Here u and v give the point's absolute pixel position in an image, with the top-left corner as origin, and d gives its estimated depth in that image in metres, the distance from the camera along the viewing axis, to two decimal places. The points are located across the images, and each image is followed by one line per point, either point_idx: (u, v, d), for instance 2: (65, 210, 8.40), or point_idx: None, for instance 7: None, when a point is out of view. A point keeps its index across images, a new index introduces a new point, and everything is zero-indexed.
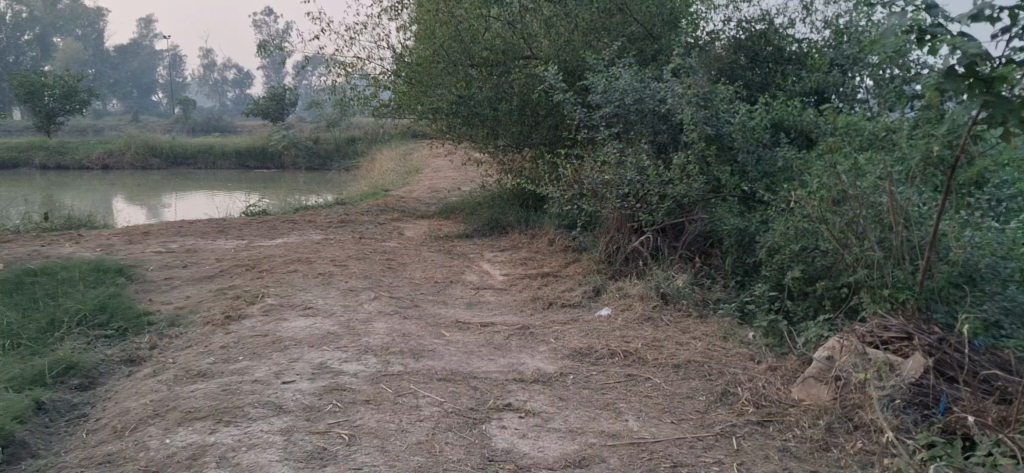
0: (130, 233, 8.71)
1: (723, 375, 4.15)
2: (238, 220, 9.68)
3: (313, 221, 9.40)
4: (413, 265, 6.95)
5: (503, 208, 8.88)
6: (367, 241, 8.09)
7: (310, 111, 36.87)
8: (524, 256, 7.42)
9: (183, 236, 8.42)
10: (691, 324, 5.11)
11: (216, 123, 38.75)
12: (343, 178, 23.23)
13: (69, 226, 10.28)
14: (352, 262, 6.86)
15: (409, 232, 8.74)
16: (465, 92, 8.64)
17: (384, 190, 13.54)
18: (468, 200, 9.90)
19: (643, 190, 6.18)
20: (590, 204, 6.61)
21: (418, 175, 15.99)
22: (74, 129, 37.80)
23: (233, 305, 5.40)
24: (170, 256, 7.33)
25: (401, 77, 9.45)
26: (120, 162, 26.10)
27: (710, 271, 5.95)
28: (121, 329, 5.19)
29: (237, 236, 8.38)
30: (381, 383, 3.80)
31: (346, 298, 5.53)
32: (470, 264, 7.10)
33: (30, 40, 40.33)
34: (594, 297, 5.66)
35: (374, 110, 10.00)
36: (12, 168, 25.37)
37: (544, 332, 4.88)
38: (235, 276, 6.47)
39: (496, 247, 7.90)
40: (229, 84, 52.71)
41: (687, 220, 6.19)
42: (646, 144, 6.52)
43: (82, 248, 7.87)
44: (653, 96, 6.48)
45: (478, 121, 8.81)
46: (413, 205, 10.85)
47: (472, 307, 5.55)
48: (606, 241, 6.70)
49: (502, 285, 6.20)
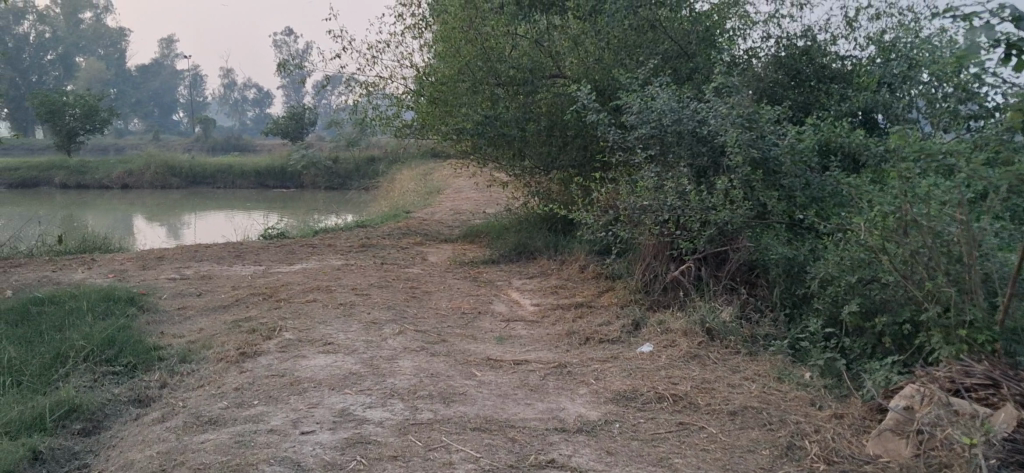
0: (145, 258, 8.44)
1: (785, 425, 3.76)
2: (255, 243, 9.39)
3: (333, 245, 9.10)
4: (437, 294, 6.61)
5: (531, 232, 8.53)
6: (389, 267, 7.76)
7: (331, 130, 36.74)
8: (554, 284, 7.07)
9: (199, 261, 8.13)
10: (740, 363, 4.73)
11: (236, 142, 38.70)
12: (363, 198, 22.98)
13: (83, 248, 10.04)
14: (374, 290, 6.53)
15: (433, 258, 8.41)
16: (492, 112, 8.34)
17: (406, 211, 13.24)
18: (493, 224, 9.57)
19: (684, 216, 5.79)
20: (625, 230, 6.24)
21: (440, 195, 15.70)
22: (95, 148, 37.91)
23: (248, 339, 5.07)
24: (184, 284, 7.03)
25: (424, 96, 9.15)
26: (139, 181, 26.02)
27: (757, 304, 5.53)
28: (130, 365, 4.86)
29: (254, 261, 8.08)
30: (410, 434, 3.44)
31: (368, 332, 5.19)
32: (497, 293, 6.75)
33: (53, 59, 40.54)
34: (633, 332, 5.28)
35: (396, 131, 9.71)
36: (32, 187, 25.34)
37: (583, 372, 4.51)
38: (251, 306, 6.15)
39: (524, 274, 7.55)
40: (250, 104, 52.84)
41: (730, 248, 5.75)
42: (686, 168, 6.16)
43: (95, 275, 7.60)
44: (693, 116, 6.13)
45: (504, 142, 8.51)
46: (436, 227, 10.54)
47: (503, 341, 5.19)
48: (643, 270, 6.31)
49: (534, 317, 5.83)
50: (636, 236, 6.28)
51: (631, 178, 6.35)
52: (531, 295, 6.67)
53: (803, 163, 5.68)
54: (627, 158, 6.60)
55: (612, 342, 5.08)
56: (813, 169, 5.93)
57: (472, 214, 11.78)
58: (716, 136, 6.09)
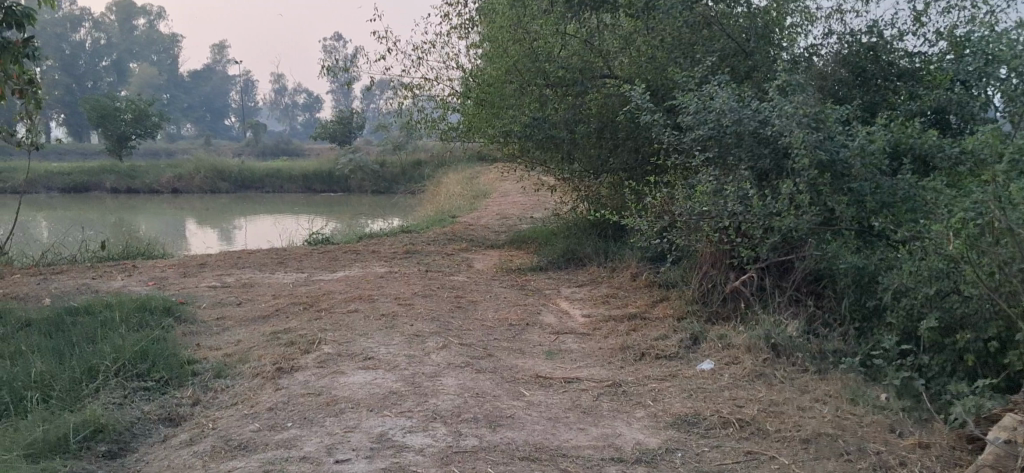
0: (187, 265, 8.29)
1: (865, 456, 3.41)
2: (298, 249, 9.22)
3: (377, 251, 8.87)
4: (483, 303, 6.33)
5: (580, 238, 8.21)
6: (433, 274, 7.51)
7: (379, 134, 36.75)
8: (605, 293, 6.74)
9: (240, 268, 7.96)
10: (809, 382, 4.38)
11: (285, 146, 38.90)
12: (409, 202, 22.83)
13: (127, 254, 9.97)
14: (418, 300, 6.27)
15: (479, 265, 8.14)
16: (542, 113, 8.15)
17: (452, 216, 13.00)
18: (541, 229, 9.28)
19: (745, 222, 5.43)
20: (681, 237, 5.90)
21: (486, 200, 15.45)
22: (147, 153, 38.40)
23: (286, 353, 4.83)
24: (224, 292, 6.85)
25: (469, 98, 8.91)
26: (189, 185, 26.21)
27: (825, 317, 5.15)
28: (162, 380, 4.69)
29: (296, 268, 7.89)
30: (453, 464, 3.17)
31: (411, 346, 4.93)
32: (546, 302, 6.45)
33: (108, 66, 41.17)
34: (692, 347, 4.94)
35: (442, 134, 9.47)
36: (84, 191, 25.65)
37: (640, 392, 4.20)
38: (291, 316, 5.93)
39: (573, 282, 7.24)
40: (298, 108, 53.19)
41: (795, 257, 5.38)
42: (746, 171, 5.82)
43: (136, 282, 7.46)
44: (754, 117, 5.79)
45: (554, 145, 8.29)
46: (482, 232, 10.26)
47: (552, 356, 4.88)
48: (701, 279, 5.96)
49: (585, 329, 5.52)
50: (693, 243, 5.93)
51: (687, 182, 6.04)
52: (581, 305, 6.36)
53: (875, 167, 5.19)
54: (683, 159, 6.31)
55: (670, 358, 4.75)
56: (884, 172, 5.54)
57: (520, 219, 11.48)
58: (779, 138, 5.73)
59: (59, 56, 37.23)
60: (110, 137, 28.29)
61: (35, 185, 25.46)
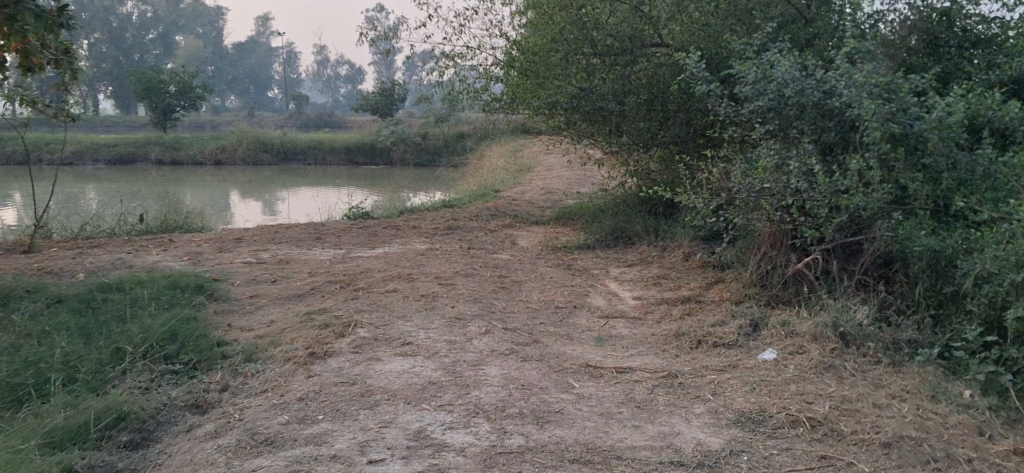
0: (224, 240, 8.09)
1: (954, 463, 3.07)
2: (338, 223, 8.98)
3: (417, 227, 8.60)
4: (528, 283, 6.03)
5: (629, 215, 7.87)
6: (476, 252, 7.21)
7: (420, 106, 36.50)
8: (656, 274, 6.41)
9: (277, 243, 7.74)
10: (883, 376, 4.02)
11: (328, 119, 38.84)
12: (452, 175, 22.58)
13: (165, 227, 9.82)
14: (459, 279, 5.99)
15: (523, 242, 7.83)
16: (589, 83, 7.80)
17: (495, 190, 12.69)
18: (587, 205, 8.95)
19: (809, 200, 5.05)
20: (738, 215, 5.54)
21: (530, 173, 15.12)
22: (192, 124, 38.56)
23: (320, 336, 4.58)
24: (260, 269, 6.62)
25: (513, 68, 8.55)
26: (232, 157, 26.20)
27: (896, 301, 4.77)
28: (190, 363, 4.46)
29: (335, 244, 7.65)
30: (497, 467, 2.89)
31: (452, 331, 4.65)
32: (594, 283, 6.13)
33: (155, 38, 41.35)
34: (752, 333, 4.60)
35: (484, 105, 9.15)
36: (129, 163, 25.73)
37: (698, 384, 3.88)
38: (327, 296, 5.68)
39: (622, 262, 6.91)
40: (341, 80, 53.14)
41: (864, 238, 4.98)
42: (810, 144, 5.43)
43: (171, 258, 7.27)
44: (819, 86, 5.38)
45: (600, 117, 7.96)
46: (526, 208, 9.95)
47: (602, 342, 4.57)
48: (761, 261, 5.60)
49: (637, 314, 5.20)
50: (752, 222, 5.57)
51: (745, 155, 5.68)
52: (631, 286, 6.03)
53: (953, 140, 4.82)
54: (738, 132, 6.02)
55: (729, 346, 4.41)
56: (962, 147, 5.11)
57: (565, 194, 11.15)
58: (844, 109, 5.34)
59: (106, 28, 37.42)
60: (155, 109, 28.35)
61: (81, 156, 25.59)
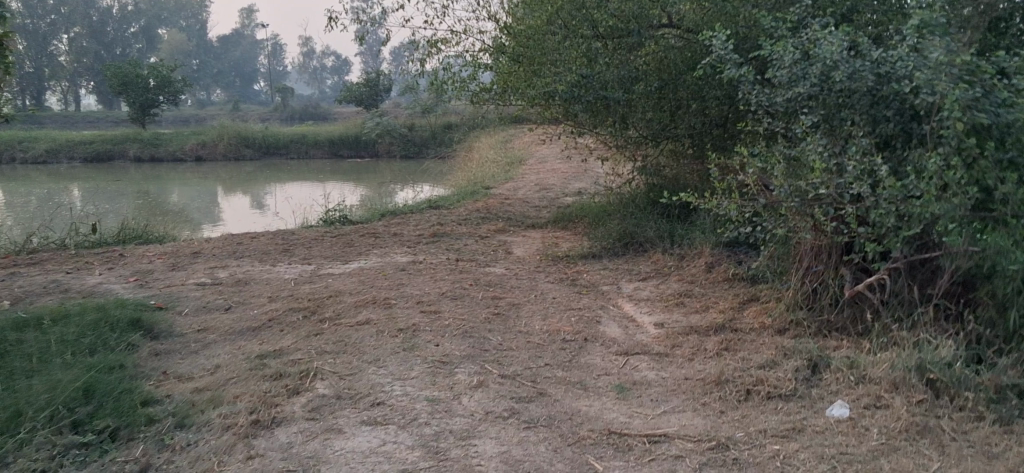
0: (179, 254, 7.12)
1: None
2: (311, 231, 8.03)
3: (399, 234, 7.65)
4: (527, 307, 5.09)
5: (639, 219, 6.95)
6: (465, 266, 6.27)
7: (407, 97, 35.44)
8: (675, 292, 5.48)
9: (238, 258, 6.78)
10: (994, 439, 3.11)
11: (312, 110, 37.77)
12: (440, 167, 21.64)
13: (121, 238, 8.83)
14: (444, 304, 5.05)
15: (519, 251, 6.89)
16: (591, 70, 6.80)
17: (484, 187, 11.73)
18: (590, 205, 8.05)
19: (872, 207, 4.14)
20: (779, 225, 4.63)
21: (522, 166, 14.17)
22: (175, 119, 37.52)
23: (268, 392, 3.64)
24: (212, 293, 5.66)
25: (503, 54, 7.60)
26: (213, 153, 25.16)
27: (987, 335, 3.86)
28: (106, 432, 3.44)
29: (304, 257, 6.71)
30: None
31: (436, 380, 3.73)
32: (604, 306, 5.19)
33: (136, 32, 40.28)
34: (811, 378, 3.68)
35: (472, 96, 8.17)
36: (106, 160, 24.63)
37: (760, 460, 2.96)
38: (286, 329, 4.74)
39: (634, 276, 5.98)
40: (327, 71, 52.05)
41: (942, 254, 4.06)
42: (863, 138, 4.57)
43: (114, 278, 6.29)
44: (873, 68, 4.53)
45: (603, 107, 6.99)
46: (519, 208, 9.00)
47: (625, 393, 3.65)
48: (808, 278, 4.72)
49: (662, 348, 4.26)
50: (795, 232, 4.67)
51: (787, 152, 4.79)
52: (650, 309, 5.10)
53: None
54: (774, 125, 5.14)
55: (786, 399, 3.49)
56: None
57: (561, 193, 10.20)
58: (905, 95, 4.46)
59: (86, 21, 36.20)
60: (131, 104, 27.22)
61: (56, 155, 24.48)
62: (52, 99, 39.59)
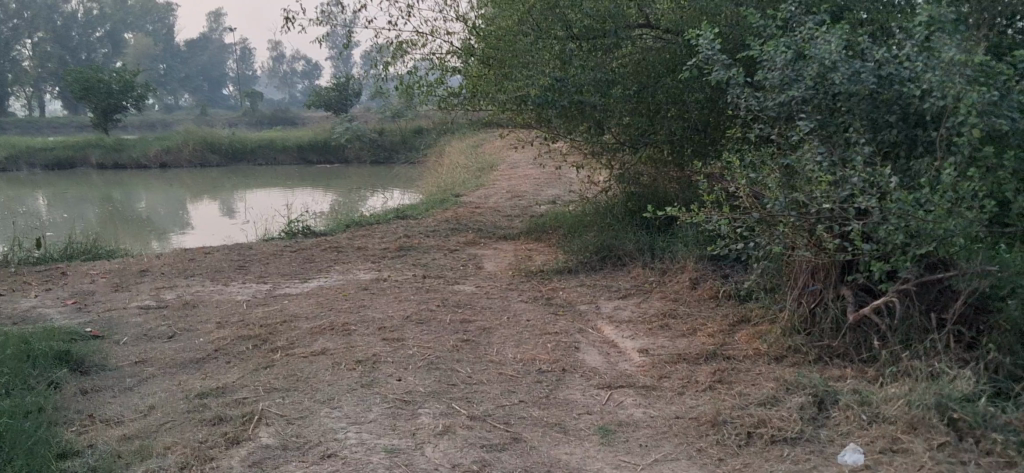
0: (125, 272, 6.62)
1: None
2: (270, 245, 7.56)
3: (364, 247, 7.21)
4: (499, 331, 4.67)
5: (617, 231, 6.55)
6: (432, 284, 5.83)
7: (377, 101, 34.90)
8: (659, 312, 5.08)
9: (190, 276, 6.30)
10: None
11: (281, 114, 37.11)
12: (411, 172, 21.17)
13: (68, 253, 8.31)
14: (409, 330, 4.61)
15: (490, 266, 6.46)
16: (565, 73, 6.41)
17: (455, 194, 11.29)
18: (565, 215, 7.64)
19: (878, 222, 3.77)
20: (775, 242, 4.24)
21: (495, 172, 13.75)
22: (141, 124, 36.77)
23: (203, 443, 3.20)
24: (155, 318, 5.18)
25: (473, 57, 7.18)
26: (178, 159, 24.51)
27: (1009, 365, 3.50)
28: None
29: (260, 275, 6.25)
30: None
31: (397, 423, 3.30)
32: (583, 329, 4.78)
33: (102, 36, 39.53)
34: (817, 417, 3.29)
35: (439, 101, 7.73)
36: (67, 167, 23.92)
37: None
38: (233, 360, 4.28)
39: (613, 294, 5.57)
40: (296, 75, 51.36)
41: (955, 275, 3.70)
42: (864, 147, 4.20)
43: (50, 301, 5.79)
44: (874, 69, 4.16)
45: (578, 112, 6.61)
46: (490, 219, 8.56)
47: (610, 437, 3.23)
48: (805, 298, 4.34)
49: (648, 380, 3.86)
50: (791, 249, 4.29)
51: (781, 161, 4.42)
52: (632, 332, 4.69)
53: None
54: (765, 132, 4.76)
55: (792, 443, 3.10)
56: None
57: (535, 201, 9.78)
58: (910, 99, 4.10)
59: (49, 25, 35.40)
60: (94, 110, 26.50)
61: (16, 162, 23.73)
62: (14, 104, 38.68)
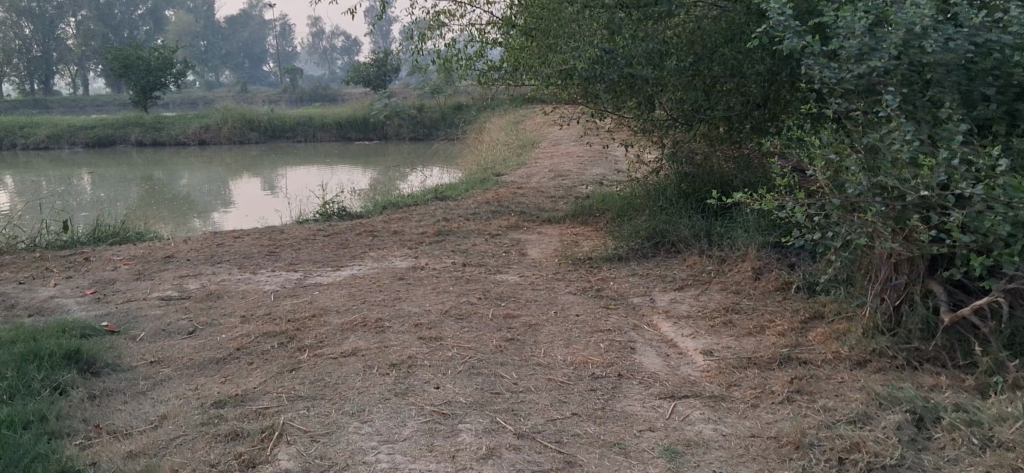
0: (149, 258, 6.30)
1: None
2: (302, 229, 7.20)
3: (401, 231, 6.83)
4: (546, 329, 4.26)
5: (671, 214, 6.09)
6: (472, 273, 5.43)
7: (416, 78, 34.52)
8: (720, 306, 4.64)
9: (217, 263, 5.96)
10: None
11: (320, 91, 36.89)
12: (451, 150, 20.76)
13: (97, 237, 8.05)
14: (447, 328, 4.21)
15: (534, 253, 6.05)
16: (614, 44, 5.95)
17: (495, 174, 10.87)
18: (613, 197, 7.19)
19: (982, 209, 3.28)
20: (855, 231, 3.78)
21: (537, 150, 13.29)
22: (182, 102, 36.77)
23: (215, 466, 2.83)
24: (177, 311, 4.84)
25: (514, 28, 6.71)
26: (217, 136, 24.34)
27: None
28: None
29: (290, 263, 5.89)
30: None
31: (434, 442, 2.90)
32: (638, 326, 4.35)
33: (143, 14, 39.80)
34: (918, 439, 2.85)
35: (479, 76, 7.31)
36: (107, 145, 23.87)
37: None
38: (255, 362, 3.92)
39: (668, 285, 5.13)
40: (336, 52, 51.09)
41: None
42: (961, 124, 3.71)
43: (69, 291, 5.47)
44: (975, 36, 3.65)
45: (628, 87, 6.14)
46: (533, 200, 8.13)
47: (678, 460, 2.82)
48: (887, 295, 3.88)
49: (715, 389, 3.43)
50: (874, 239, 3.82)
51: (861, 140, 3.93)
52: (693, 330, 4.25)
53: None
54: (839, 108, 4.28)
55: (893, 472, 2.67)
56: None
57: (580, 181, 9.33)
58: (1016, 69, 3.59)
59: None
60: (134, 87, 26.41)
61: (58, 140, 23.77)
62: (58, 82, 38.88)
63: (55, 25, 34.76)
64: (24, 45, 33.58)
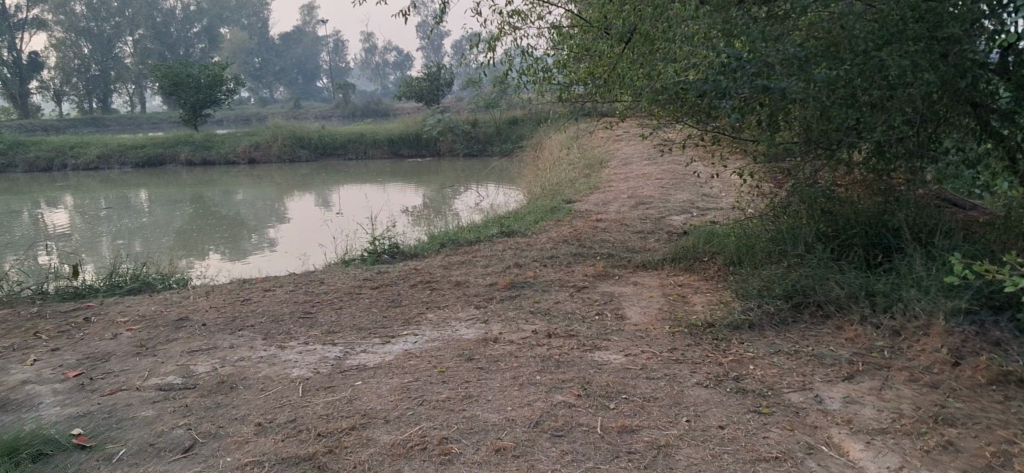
0: (158, 320, 5.11)
1: None
2: (345, 278, 5.98)
3: (464, 282, 5.59)
4: (684, 454, 2.96)
5: (812, 266, 4.75)
6: (562, 350, 4.15)
7: (470, 90, 33.43)
8: (919, 412, 3.30)
9: (236, 332, 4.76)
10: None
11: (372, 106, 35.99)
12: (509, 167, 19.53)
13: (112, 285, 6.93)
14: (544, 455, 2.94)
15: (636, 316, 4.75)
16: (737, 48, 4.63)
17: (566, 200, 9.56)
18: (720, 237, 5.87)
19: None
20: None
21: (607, 171, 11.99)
22: (236, 119, 36.15)
23: None
24: (175, 411, 3.63)
25: (604, 32, 5.40)
26: (267, 155, 23.40)
27: None
28: None
29: (325, 331, 4.68)
30: None
31: None
32: (816, 449, 3.03)
33: (198, 32, 39.57)
34: None
35: (559, 91, 6.02)
36: (157, 165, 23.09)
37: None
38: None
39: (831, 372, 3.79)
40: (389, 67, 50.31)
41: None
42: None
43: (49, 372, 4.29)
44: None
45: (752, 104, 4.81)
46: (618, 237, 6.83)
47: None
48: None
49: None
50: None
51: None
52: (899, 459, 2.93)
53: None
54: None
55: None
56: None
57: (668, 211, 7.99)
58: None
59: None
60: (183, 105, 25.58)
61: (107, 160, 23.10)
62: (114, 101, 38.58)
63: (111, 44, 34.40)
64: (82, 64, 33.28)
